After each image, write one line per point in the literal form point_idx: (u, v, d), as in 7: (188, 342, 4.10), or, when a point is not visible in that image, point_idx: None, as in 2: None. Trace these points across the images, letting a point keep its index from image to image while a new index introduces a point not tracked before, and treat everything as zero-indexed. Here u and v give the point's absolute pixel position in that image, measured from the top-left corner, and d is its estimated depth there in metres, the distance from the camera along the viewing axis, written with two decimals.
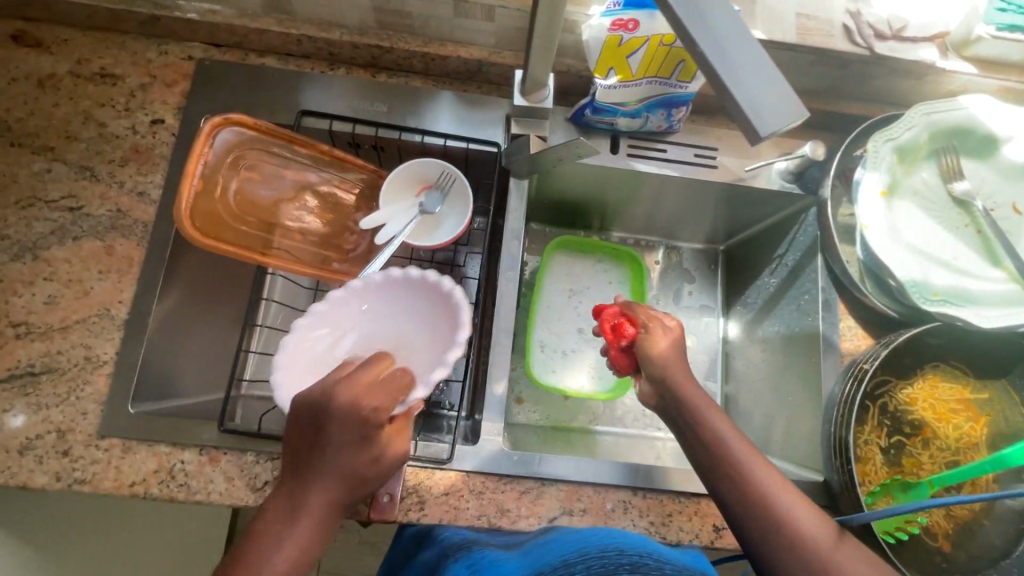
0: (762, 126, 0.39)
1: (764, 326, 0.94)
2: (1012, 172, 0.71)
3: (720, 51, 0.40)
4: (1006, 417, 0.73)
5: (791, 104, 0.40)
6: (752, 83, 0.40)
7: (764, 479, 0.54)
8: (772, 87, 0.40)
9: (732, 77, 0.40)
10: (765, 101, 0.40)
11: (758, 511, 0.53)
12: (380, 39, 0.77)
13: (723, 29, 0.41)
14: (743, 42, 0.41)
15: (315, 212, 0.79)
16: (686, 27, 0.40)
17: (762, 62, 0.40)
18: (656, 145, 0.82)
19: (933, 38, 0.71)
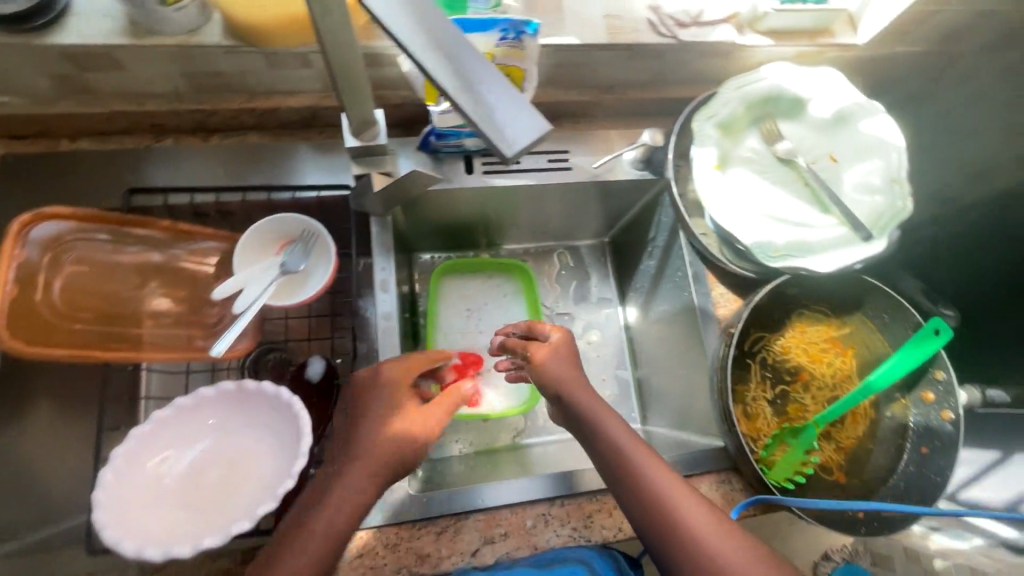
0: (506, 144, 0.36)
1: (654, 307, 0.98)
2: (824, 125, 0.78)
3: (450, 73, 0.37)
4: (868, 346, 0.79)
5: (532, 121, 0.37)
6: (488, 104, 0.37)
7: (650, 473, 0.58)
8: (510, 106, 0.37)
9: (467, 100, 0.37)
10: (506, 121, 0.37)
11: (647, 504, 0.57)
12: (201, 102, 0.73)
13: (453, 49, 0.38)
14: (474, 63, 0.38)
15: (166, 292, 0.74)
16: (409, 50, 0.37)
17: (496, 81, 0.38)
18: (510, 158, 0.84)
19: (728, 19, 0.77)
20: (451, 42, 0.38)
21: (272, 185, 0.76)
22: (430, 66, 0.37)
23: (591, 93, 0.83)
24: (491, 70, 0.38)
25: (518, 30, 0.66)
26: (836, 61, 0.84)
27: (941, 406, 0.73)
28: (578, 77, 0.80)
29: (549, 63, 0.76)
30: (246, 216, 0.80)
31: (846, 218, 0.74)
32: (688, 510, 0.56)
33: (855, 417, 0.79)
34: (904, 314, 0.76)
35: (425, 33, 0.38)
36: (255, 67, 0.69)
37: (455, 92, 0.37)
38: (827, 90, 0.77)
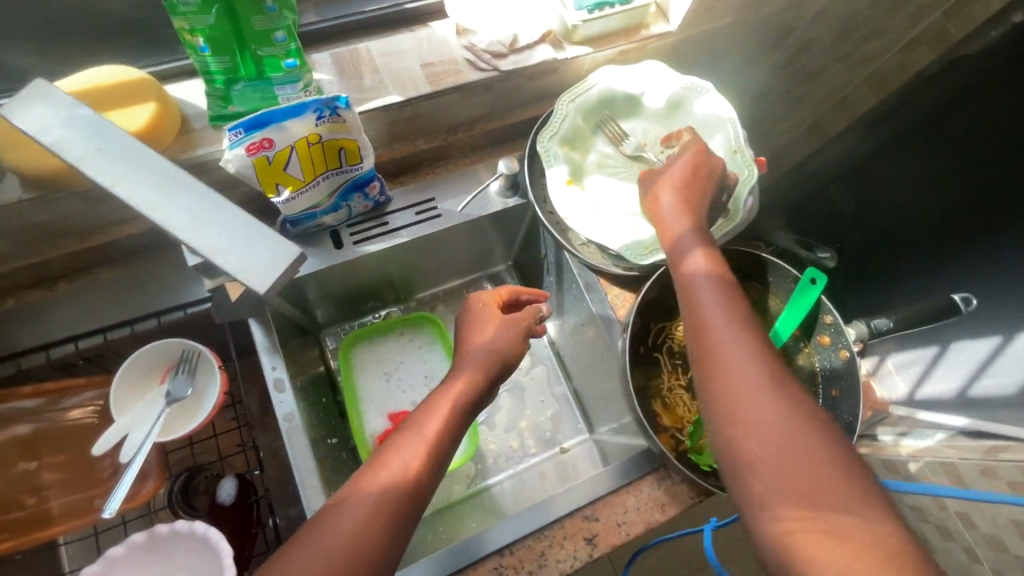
0: (255, 283, 0.31)
1: (567, 320, 0.98)
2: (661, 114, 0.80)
3: (171, 215, 0.32)
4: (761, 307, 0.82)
5: (287, 249, 0.33)
6: (228, 241, 0.32)
7: (735, 382, 0.51)
8: (259, 237, 0.33)
9: (203, 243, 0.32)
10: (254, 257, 0.32)
11: (739, 411, 0.50)
12: (29, 256, 0.69)
13: (183, 190, 0.33)
14: (205, 198, 0.33)
15: (46, 461, 0.70)
16: (129, 202, 0.32)
17: (228, 212, 0.33)
18: (377, 221, 0.83)
19: (544, 38, 0.78)
20: (181, 183, 0.34)
21: (134, 318, 0.73)
22: (154, 214, 0.32)
23: (439, 138, 0.84)
24: (234, 204, 0.34)
25: (331, 106, 0.65)
26: (659, 50, 0.87)
27: (836, 346, 0.77)
28: (419, 128, 0.81)
29: (383, 123, 0.76)
30: (119, 353, 0.76)
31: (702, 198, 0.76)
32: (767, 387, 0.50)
33: None
34: (781, 270, 0.79)
35: (147, 180, 0.33)
36: (74, 211, 0.65)
37: (190, 235, 0.32)
38: (654, 81, 0.80)
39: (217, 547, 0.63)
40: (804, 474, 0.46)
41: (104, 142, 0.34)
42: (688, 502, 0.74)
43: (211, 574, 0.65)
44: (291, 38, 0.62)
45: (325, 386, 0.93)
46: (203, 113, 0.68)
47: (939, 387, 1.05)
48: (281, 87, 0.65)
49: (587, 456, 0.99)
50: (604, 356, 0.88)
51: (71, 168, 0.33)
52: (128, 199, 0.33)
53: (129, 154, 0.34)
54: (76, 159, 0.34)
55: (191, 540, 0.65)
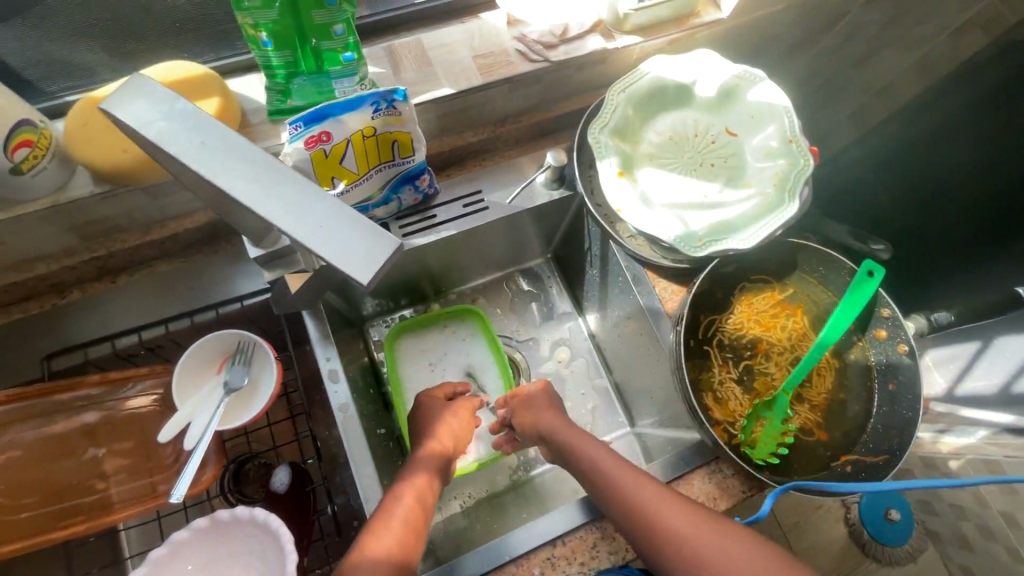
0: (355, 273, 0.32)
1: (610, 313, 0.98)
2: (712, 106, 0.79)
3: (272, 207, 0.33)
4: (814, 300, 0.80)
5: (382, 237, 0.33)
6: (326, 231, 0.33)
7: (625, 484, 0.62)
8: (355, 225, 0.33)
9: (303, 233, 0.32)
10: (350, 246, 0.32)
11: (633, 519, 0.59)
12: (95, 249, 0.71)
13: (279, 181, 0.34)
14: (302, 189, 0.34)
15: (110, 448, 0.72)
16: (230, 193, 0.33)
17: (324, 204, 0.33)
18: (425, 213, 0.83)
19: (595, 28, 0.78)
20: (276, 173, 0.34)
21: (193, 309, 0.75)
22: (255, 205, 0.33)
23: (487, 130, 0.84)
24: (327, 193, 0.34)
25: (388, 99, 0.65)
26: (709, 38, 0.86)
27: (894, 341, 0.76)
28: (468, 120, 0.81)
29: (434, 115, 0.76)
30: (178, 344, 0.79)
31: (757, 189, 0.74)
32: (674, 521, 0.57)
33: (821, 372, 0.79)
34: (836, 261, 0.78)
35: (246, 170, 0.34)
36: (140, 204, 0.67)
37: (291, 225, 0.32)
38: (706, 71, 0.79)
39: (280, 532, 0.64)
40: (712, 540, 0.54)
41: (203, 133, 0.34)
42: (740, 496, 0.73)
43: (271, 558, 0.67)
44: (350, 32, 0.63)
45: (371, 378, 0.94)
46: (261, 108, 0.68)
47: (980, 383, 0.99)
48: (338, 80, 0.66)
49: (630, 451, 0.98)
50: (649, 350, 0.87)
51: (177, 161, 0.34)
52: (228, 191, 0.34)
53: (229, 145, 0.34)
54: (177, 150, 0.34)
55: (253, 525, 0.67)
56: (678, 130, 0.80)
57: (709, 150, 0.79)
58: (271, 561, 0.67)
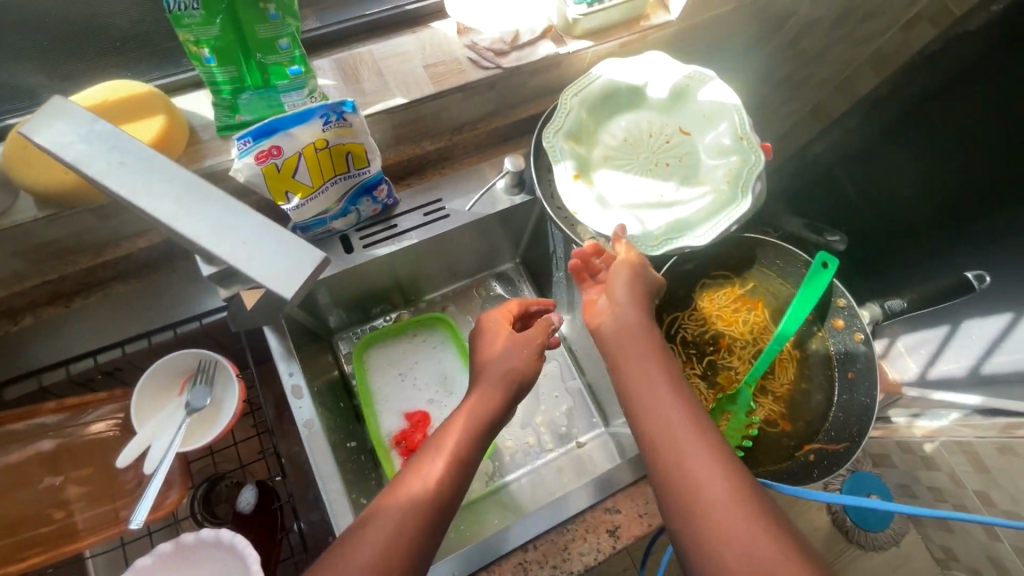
0: (280, 288, 0.32)
1: (578, 314, 0.98)
2: (665, 106, 0.81)
3: (194, 224, 0.33)
4: (773, 293, 0.82)
5: (308, 254, 0.33)
6: (250, 248, 0.33)
7: (659, 402, 0.58)
8: (281, 243, 0.33)
9: (227, 251, 0.32)
10: (276, 263, 0.32)
11: (660, 460, 0.55)
12: (46, 273, 0.70)
13: (203, 199, 0.34)
14: (227, 206, 0.34)
15: (70, 475, 0.70)
16: (151, 212, 0.33)
17: (250, 221, 0.33)
18: (386, 224, 0.83)
19: (545, 34, 0.78)
20: (201, 193, 0.34)
21: (150, 330, 0.73)
22: (176, 224, 0.32)
23: (444, 139, 0.84)
24: (253, 212, 0.34)
25: (338, 112, 0.65)
26: (661, 39, 0.87)
27: (851, 329, 0.77)
28: (424, 129, 0.81)
29: (388, 126, 0.76)
30: (137, 366, 0.77)
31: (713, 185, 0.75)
32: (705, 482, 0.51)
33: (782, 363, 0.80)
34: (792, 255, 0.80)
35: (168, 190, 0.33)
36: (89, 226, 0.66)
37: (214, 243, 0.32)
38: (657, 73, 0.80)
39: (244, 553, 0.63)
40: (735, 519, 0.49)
41: (123, 154, 0.34)
42: None
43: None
44: (295, 46, 0.63)
45: (340, 391, 0.94)
46: (210, 125, 0.68)
47: (951, 367, 1.04)
48: (287, 94, 0.66)
49: (604, 451, 0.99)
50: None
51: (93, 181, 0.33)
52: (149, 210, 0.33)
53: (149, 164, 0.34)
54: (97, 172, 0.34)
55: (218, 546, 0.66)
56: (633, 131, 0.81)
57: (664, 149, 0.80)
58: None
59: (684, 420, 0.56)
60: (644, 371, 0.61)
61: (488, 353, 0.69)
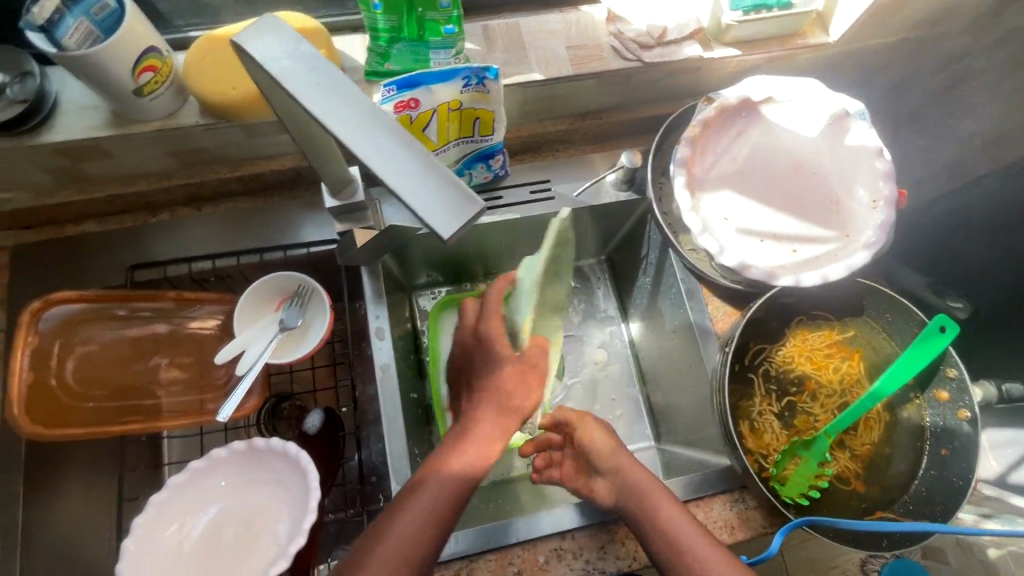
0: (437, 225, 0.33)
1: (655, 322, 0.96)
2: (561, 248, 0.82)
3: (371, 152, 0.35)
4: (874, 347, 0.77)
5: (465, 201, 0.34)
6: (415, 182, 0.34)
7: (674, 525, 0.63)
8: (445, 184, 0.35)
9: (397, 182, 0.34)
10: (437, 200, 0.34)
11: (659, 541, 0.63)
12: (189, 176, 0.76)
13: (380, 128, 0.36)
14: (401, 138, 0.36)
15: (173, 360, 0.77)
16: (335, 134, 0.35)
17: (419, 156, 0.35)
18: (493, 194, 0.85)
19: (694, 34, 0.76)
20: (380, 123, 0.36)
21: (264, 247, 0.79)
22: (357, 148, 0.35)
23: (567, 122, 0.84)
24: (422, 148, 0.36)
25: (480, 76, 0.66)
26: (811, 61, 0.83)
27: (956, 405, 0.71)
28: (550, 108, 0.81)
29: (518, 100, 0.77)
30: (245, 278, 0.83)
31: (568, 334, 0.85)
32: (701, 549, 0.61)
33: (868, 423, 0.76)
34: (907, 313, 0.74)
35: (355, 116, 0.36)
36: (237, 140, 0.72)
37: (387, 171, 0.34)
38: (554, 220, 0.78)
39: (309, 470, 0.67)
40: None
41: (321, 74, 0.37)
42: (759, 530, 0.72)
43: (295, 492, 0.70)
44: (455, 6, 0.65)
45: (412, 344, 0.97)
46: (359, 67, 0.72)
47: None
48: (436, 51, 0.68)
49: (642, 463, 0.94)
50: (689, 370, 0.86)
51: (294, 97, 0.36)
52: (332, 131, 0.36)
53: (339, 88, 0.37)
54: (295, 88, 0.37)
55: (283, 458, 0.70)
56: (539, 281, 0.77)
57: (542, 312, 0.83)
58: (295, 494, 0.70)
59: (677, 516, 0.64)
60: (652, 493, 0.65)
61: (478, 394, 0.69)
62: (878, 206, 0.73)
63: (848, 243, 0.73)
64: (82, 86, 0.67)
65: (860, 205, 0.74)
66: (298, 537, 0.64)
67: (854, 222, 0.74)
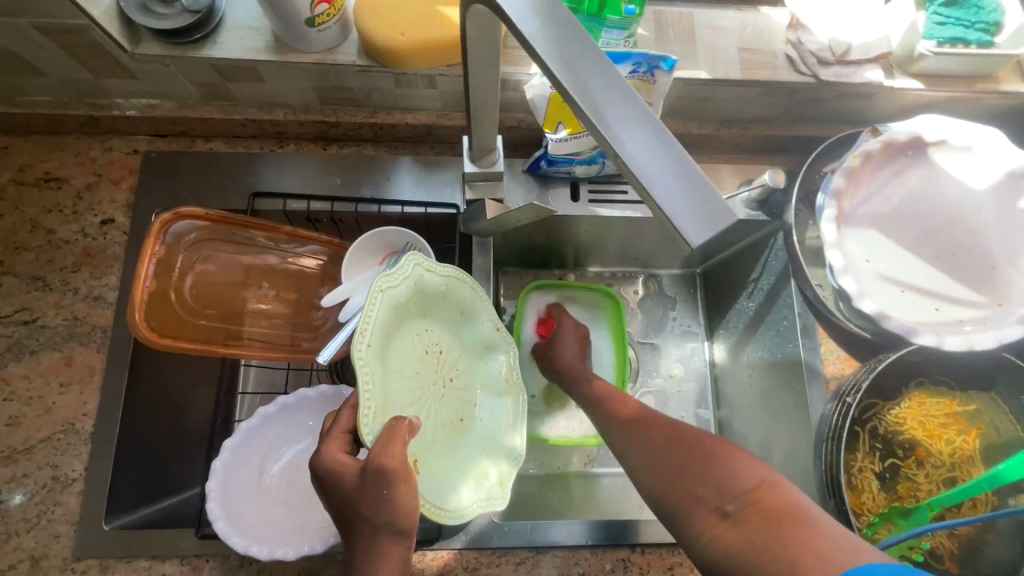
0: (688, 232, 0.31)
1: (749, 350, 0.89)
2: (461, 318, 0.67)
3: (616, 137, 0.33)
4: (997, 427, 0.72)
5: (720, 203, 0.31)
6: (666, 178, 0.32)
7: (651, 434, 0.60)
8: (696, 185, 0.32)
9: (646, 178, 0.32)
10: (688, 203, 0.31)
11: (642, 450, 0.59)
12: (325, 114, 0.76)
13: (632, 111, 0.33)
14: (652, 125, 0.33)
15: (277, 293, 0.77)
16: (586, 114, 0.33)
17: (669, 148, 0.32)
18: (617, 187, 0.81)
19: (878, 59, 0.70)
20: (632, 106, 0.33)
21: (383, 199, 0.77)
22: (608, 133, 0.33)
23: (712, 126, 0.79)
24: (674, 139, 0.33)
25: (653, 64, 0.62)
26: (993, 109, 0.76)
27: None
28: (700, 109, 0.77)
29: (673, 95, 0.73)
30: (355, 226, 0.82)
31: (522, 395, 0.70)
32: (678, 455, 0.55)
33: (973, 504, 0.71)
34: None
35: (605, 95, 0.34)
36: (384, 86, 0.70)
37: (636, 163, 0.32)
38: (432, 270, 0.63)
39: None
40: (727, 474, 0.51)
41: (573, 50, 0.35)
42: None
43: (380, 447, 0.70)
44: None
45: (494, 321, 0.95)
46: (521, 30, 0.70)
47: None
48: (610, 30, 0.64)
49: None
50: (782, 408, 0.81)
51: (544, 72, 0.35)
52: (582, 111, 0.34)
53: (594, 65, 0.34)
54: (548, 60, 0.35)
55: None
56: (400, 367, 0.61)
57: (461, 395, 0.68)
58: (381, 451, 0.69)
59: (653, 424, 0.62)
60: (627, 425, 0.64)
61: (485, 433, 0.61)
62: None
63: (1000, 313, 0.67)
64: (251, 5, 0.67)
65: (1021, 275, 0.68)
66: None
67: (1014, 292, 0.68)
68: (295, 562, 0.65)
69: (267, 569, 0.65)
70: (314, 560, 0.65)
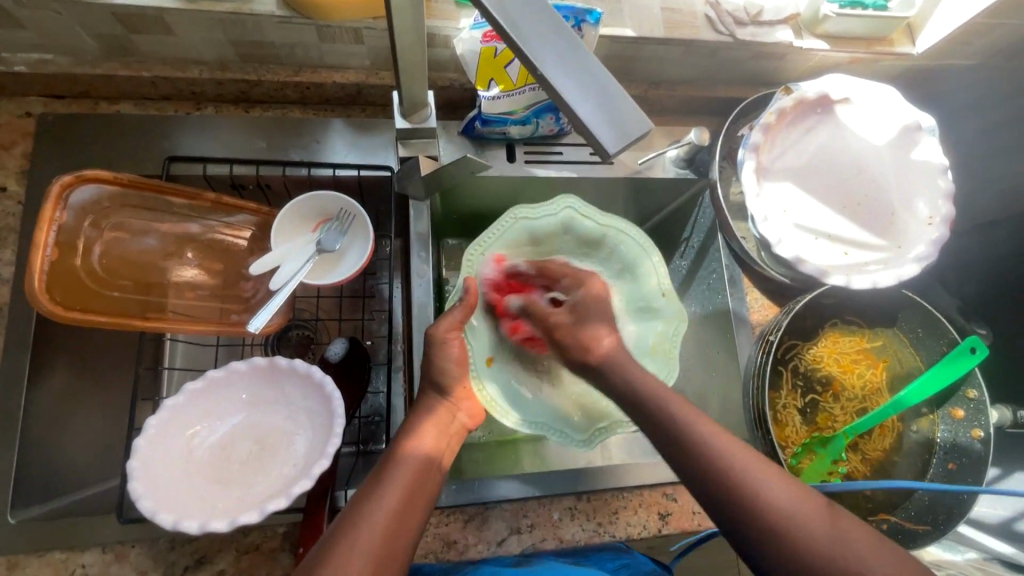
0: (602, 136, 0.35)
1: (682, 307, 0.92)
2: (621, 273, 0.78)
3: (537, 52, 0.35)
4: (900, 359, 0.79)
5: (627, 111, 0.36)
6: (582, 91, 0.35)
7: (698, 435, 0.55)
8: (606, 97, 0.36)
9: (563, 89, 0.35)
10: (601, 111, 0.35)
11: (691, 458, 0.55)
12: (245, 72, 0.72)
13: (549, 29, 0.36)
14: (567, 43, 0.36)
15: (200, 264, 0.73)
16: (508, 29, 0.35)
17: (582, 64, 0.36)
18: (552, 149, 0.82)
19: (788, 20, 0.75)
20: (548, 22, 0.36)
21: (312, 162, 0.74)
22: (529, 47, 0.35)
23: (640, 88, 0.81)
24: (587, 54, 0.36)
25: (580, 18, 0.63)
26: (887, 71, 0.83)
27: (971, 424, 0.74)
28: (629, 70, 0.79)
29: (602, 54, 0.74)
30: (285, 192, 0.79)
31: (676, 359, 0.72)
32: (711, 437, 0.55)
33: (883, 430, 0.77)
34: (940, 330, 0.75)
35: (523, 11, 0.36)
36: (307, 40, 0.68)
37: (556, 76, 0.35)
38: (588, 216, 0.77)
39: (335, 400, 0.64)
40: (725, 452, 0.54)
41: None
42: None
43: (319, 420, 0.66)
44: None
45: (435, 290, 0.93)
46: None
47: None
48: None
49: (639, 450, 0.85)
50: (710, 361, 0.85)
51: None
52: (504, 28, 0.36)
53: None
54: None
55: (311, 377, 0.65)
56: (526, 289, 0.78)
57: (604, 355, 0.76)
58: (319, 423, 0.66)
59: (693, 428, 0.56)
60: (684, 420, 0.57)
61: (434, 367, 0.63)
62: (933, 223, 0.73)
63: (899, 254, 0.73)
64: None
65: (916, 219, 0.74)
66: (324, 456, 0.60)
67: (910, 233, 0.74)
68: (233, 539, 0.63)
69: (202, 549, 0.62)
70: (254, 535, 0.63)
